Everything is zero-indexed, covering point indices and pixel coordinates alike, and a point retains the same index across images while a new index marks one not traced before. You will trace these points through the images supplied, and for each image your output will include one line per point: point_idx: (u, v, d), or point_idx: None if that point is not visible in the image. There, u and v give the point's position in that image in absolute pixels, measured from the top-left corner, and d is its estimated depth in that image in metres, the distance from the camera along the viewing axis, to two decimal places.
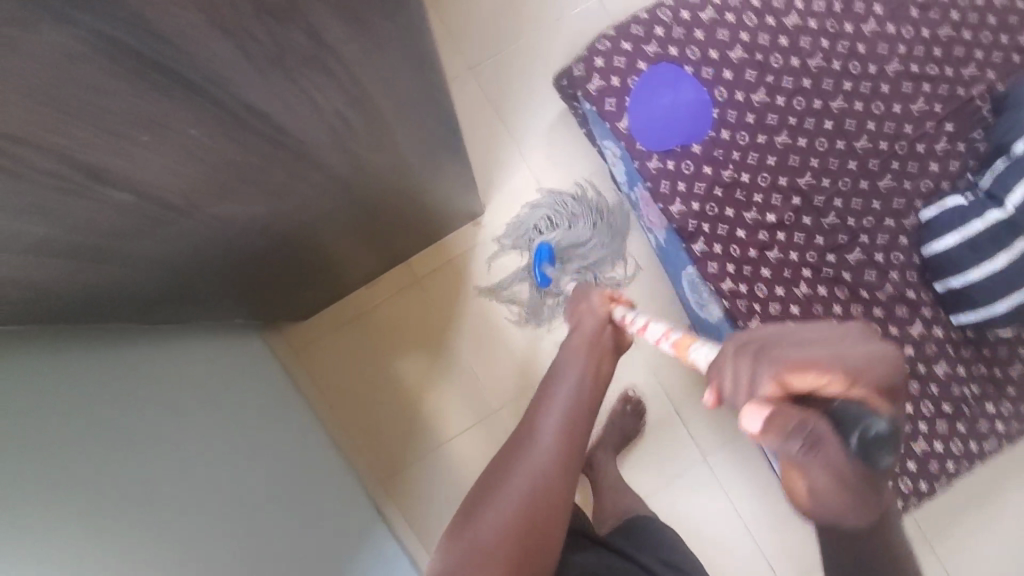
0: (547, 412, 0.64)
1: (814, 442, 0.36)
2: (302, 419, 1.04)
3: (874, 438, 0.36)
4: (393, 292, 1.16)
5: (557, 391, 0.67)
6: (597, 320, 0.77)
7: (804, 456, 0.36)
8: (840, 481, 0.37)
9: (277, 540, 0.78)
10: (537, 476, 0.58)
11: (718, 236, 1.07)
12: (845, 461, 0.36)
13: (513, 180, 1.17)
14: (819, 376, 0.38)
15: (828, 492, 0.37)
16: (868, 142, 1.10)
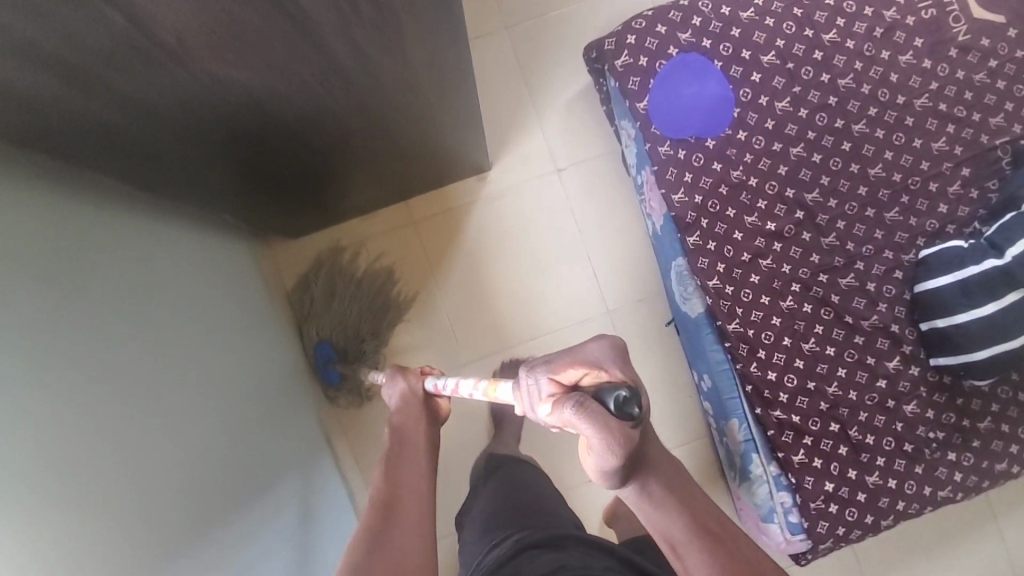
0: (400, 479, 0.68)
1: (587, 407, 0.43)
2: (272, 332, 1.04)
3: (624, 395, 0.43)
4: (386, 229, 1.16)
5: (402, 455, 0.72)
6: (401, 391, 0.82)
7: (585, 418, 0.42)
8: (616, 435, 0.43)
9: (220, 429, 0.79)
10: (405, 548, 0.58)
11: (715, 234, 1.07)
12: (609, 416, 0.43)
13: (525, 143, 1.17)
14: (580, 370, 0.46)
15: (612, 448, 0.44)
16: (883, 171, 1.10)
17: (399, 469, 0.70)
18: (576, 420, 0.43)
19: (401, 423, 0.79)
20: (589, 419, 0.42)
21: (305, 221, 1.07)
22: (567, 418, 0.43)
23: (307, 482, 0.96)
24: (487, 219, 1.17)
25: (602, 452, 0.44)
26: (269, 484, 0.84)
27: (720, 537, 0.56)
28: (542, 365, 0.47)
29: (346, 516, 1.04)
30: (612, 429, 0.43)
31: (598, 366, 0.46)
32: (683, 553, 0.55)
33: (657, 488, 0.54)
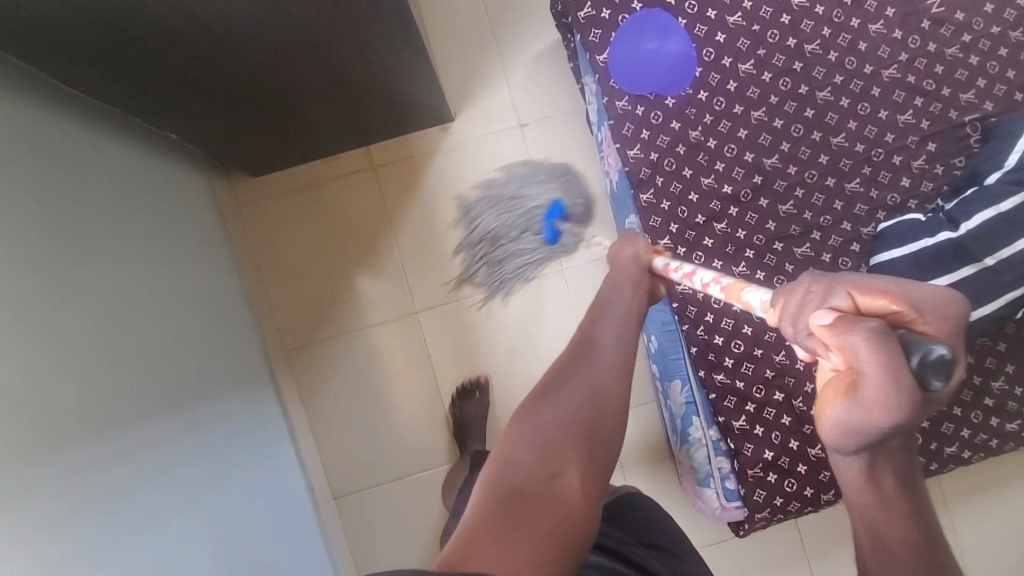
0: (603, 352, 0.58)
1: (886, 340, 0.33)
2: (221, 263, 1.05)
3: (942, 356, 0.32)
4: (346, 173, 1.16)
5: (611, 346, 0.58)
6: (633, 253, 0.76)
7: (873, 356, 0.33)
8: (901, 395, 0.33)
9: (138, 337, 0.79)
10: (589, 399, 0.52)
11: (670, 193, 1.06)
12: (909, 372, 0.32)
13: (490, 96, 1.17)
14: (887, 299, 0.37)
15: (884, 405, 0.33)
16: (846, 141, 1.08)
17: (598, 353, 0.57)
18: (859, 348, 0.33)
19: (620, 281, 0.72)
20: (877, 352, 0.33)
21: (262, 157, 1.08)
22: (840, 340, 0.35)
23: (240, 410, 0.97)
24: (448, 169, 1.17)
25: (863, 407, 0.34)
26: (187, 399, 0.84)
27: (940, 560, 0.40)
28: (836, 278, 0.40)
29: (283, 449, 1.04)
30: (899, 381, 0.32)
31: (919, 309, 0.37)
32: (885, 556, 0.40)
33: (891, 472, 0.39)
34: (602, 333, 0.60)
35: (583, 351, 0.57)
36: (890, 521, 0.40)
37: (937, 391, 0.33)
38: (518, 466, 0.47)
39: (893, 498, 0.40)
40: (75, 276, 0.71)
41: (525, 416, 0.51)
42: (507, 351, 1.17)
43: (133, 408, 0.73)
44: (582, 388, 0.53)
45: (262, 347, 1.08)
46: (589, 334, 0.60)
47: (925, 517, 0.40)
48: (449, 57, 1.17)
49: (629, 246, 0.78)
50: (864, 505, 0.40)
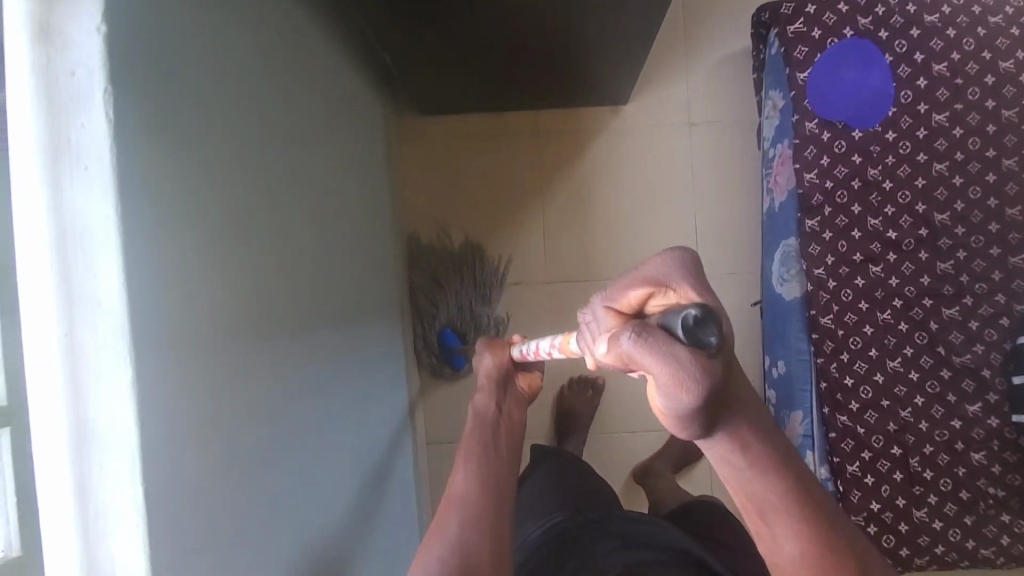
0: (465, 499, 0.62)
1: (646, 335, 0.34)
2: (381, 194, 1.06)
3: (695, 316, 0.34)
4: (512, 130, 1.16)
5: (462, 489, 0.64)
6: (490, 364, 0.83)
7: (641, 351, 0.34)
8: (686, 368, 0.33)
9: (327, 245, 0.79)
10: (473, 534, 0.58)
11: (834, 225, 1.05)
12: (676, 347, 0.34)
13: (667, 88, 1.16)
14: (639, 287, 0.39)
15: (678, 388, 0.34)
16: (1021, 214, 1.06)
17: (457, 492, 0.64)
18: (635, 353, 0.34)
19: (485, 399, 0.79)
20: (644, 348, 0.34)
21: (442, 99, 1.09)
22: (620, 356, 0.36)
23: (381, 340, 0.98)
24: (608, 150, 1.16)
25: (668, 396, 0.34)
26: (350, 316, 0.85)
27: (812, 491, 0.44)
28: (601, 296, 0.41)
29: (400, 386, 1.05)
30: (674, 358, 0.33)
31: (666, 282, 0.38)
32: (769, 517, 0.43)
33: (756, 441, 0.42)
34: (459, 472, 0.67)
35: (448, 496, 0.64)
36: (774, 488, 0.43)
37: (716, 344, 0.34)
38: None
39: (766, 463, 0.42)
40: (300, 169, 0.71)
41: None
42: None
43: (318, 310, 0.74)
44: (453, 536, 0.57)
45: (399, 281, 1.10)
46: (459, 481, 0.65)
47: (804, 477, 0.44)
48: None
49: (486, 353, 0.85)
50: (743, 478, 0.43)
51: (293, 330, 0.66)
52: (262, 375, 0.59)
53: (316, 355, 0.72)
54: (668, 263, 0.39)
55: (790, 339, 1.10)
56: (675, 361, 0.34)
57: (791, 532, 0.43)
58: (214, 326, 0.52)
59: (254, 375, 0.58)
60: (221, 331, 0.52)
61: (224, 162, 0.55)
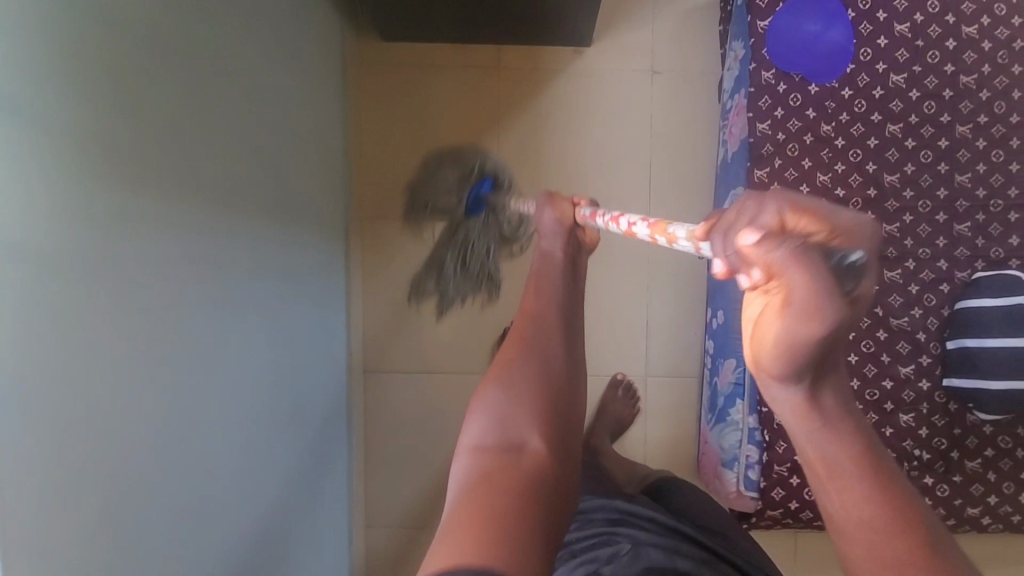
0: (538, 330, 0.64)
1: (808, 255, 0.31)
2: (331, 115, 1.05)
3: (857, 260, 0.32)
4: (472, 64, 1.15)
5: (535, 333, 0.64)
6: (555, 217, 0.78)
7: (798, 271, 0.32)
8: (831, 304, 0.32)
9: (254, 139, 0.79)
10: (536, 375, 0.59)
11: (783, 178, 1.04)
12: (830, 281, 0.32)
13: (631, 34, 1.16)
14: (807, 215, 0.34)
15: (814, 321, 0.33)
16: (970, 181, 1.06)
17: (527, 329, 0.64)
18: (786, 264, 0.32)
19: (546, 249, 0.76)
20: (803, 266, 0.32)
21: (399, 23, 1.07)
22: (778, 266, 0.32)
23: (313, 256, 0.97)
24: (569, 92, 1.16)
25: (795, 320, 0.33)
26: (274, 218, 0.84)
27: (889, 474, 0.42)
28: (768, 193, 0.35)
29: (335, 308, 1.05)
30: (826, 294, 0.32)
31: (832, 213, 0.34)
32: (836, 475, 0.42)
33: (832, 398, 0.40)
34: (529, 301, 0.69)
35: (518, 329, 0.65)
36: (844, 450, 0.41)
37: (852, 295, 0.33)
38: (479, 449, 0.55)
39: (833, 427, 0.41)
40: (219, 48, 0.70)
41: (483, 394, 0.58)
42: None
43: (232, 197, 0.73)
44: (524, 369, 0.59)
45: (343, 205, 1.09)
46: (523, 322, 0.66)
47: (873, 455, 0.42)
48: None
49: (548, 208, 0.80)
50: (807, 428, 0.41)
51: (197, 205, 0.66)
52: (155, 240, 0.59)
53: (225, 241, 0.72)
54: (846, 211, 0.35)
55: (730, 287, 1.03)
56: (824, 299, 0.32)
57: (862, 501, 0.41)
58: (95, 166, 0.52)
59: (143, 236, 0.58)
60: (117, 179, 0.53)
61: (121, 12, 0.54)
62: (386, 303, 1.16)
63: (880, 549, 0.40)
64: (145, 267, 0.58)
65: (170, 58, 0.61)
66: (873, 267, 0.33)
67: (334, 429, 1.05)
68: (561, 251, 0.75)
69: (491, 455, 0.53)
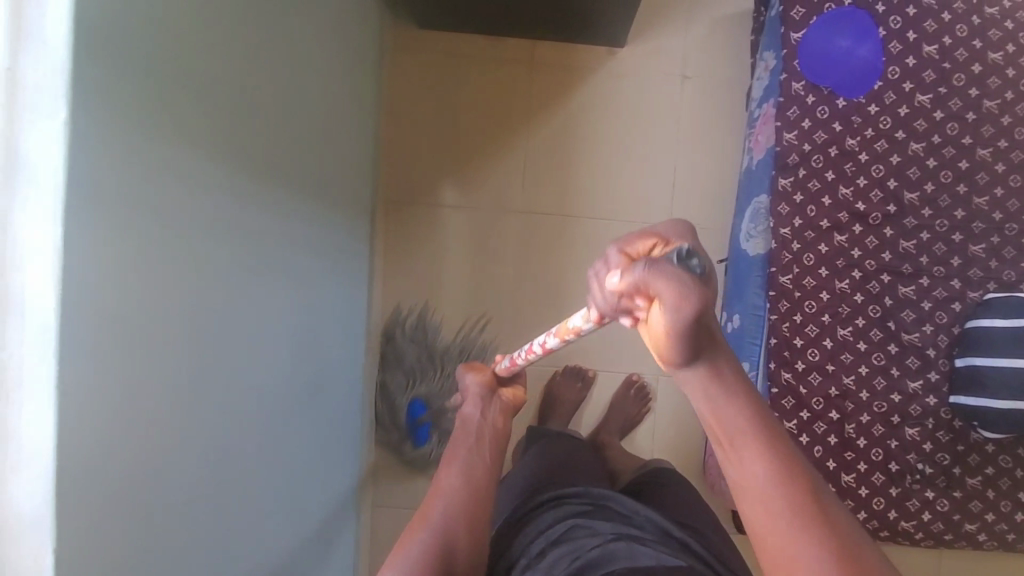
0: (439, 513, 0.69)
1: (650, 267, 0.44)
2: (366, 97, 1.06)
3: (687, 250, 0.44)
4: (506, 56, 1.16)
5: (438, 513, 0.69)
6: (473, 388, 0.82)
7: (654, 274, 0.44)
8: (689, 287, 0.43)
9: (297, 112, 0.80)
10: (424, 565, 0.65)
11: (807, 188, 1.06)
12: (676, 270, 0.43)
13: (664, 38, 1.17)
14: (645, 241, 0.49)
15: (682, 305, 0.43)
16: (986, 204, 1.09)
17: (431, 513, 0.70)
18: (647, 275, 0.44)
19: (468, 414, 0.81)
20: (654, 272, 0.44)
21: (436, 10, 1.08)
22: (639, 281, 0.44)
23: (341, 235, 0.98)
24: (599, 90, 1.17)
25: (679, 313, 0.44)
26: (309, 194, 0.85)
27: (778, 434, 0.51)
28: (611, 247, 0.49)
29: (358, 289, 1.06)
30: (683, 278, 0.43)
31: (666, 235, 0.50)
32: (739, 449, 0.51)
33: (726, 375, 0.50)
34: (445, 473, 0.74)
35: (421, 513, 0.70)
36: (733, 417, 0.51)
37: (702, 274, 0.44)
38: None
39: (723, 400, 0.51)
40: (270, 16, 0.71)
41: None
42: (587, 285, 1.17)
43: (273, 166, 0.74)
44: (420, 559, 0.65)
45: (370, 187, 1.10)
46: (432, 497, 0.72)
47: (765, 418, 0.51)
48: None
49: (467, 374, 0.84)
50: (718, 410, 0.51)
51: (242, 171, 0.66)
52: (208, 200, 0.60)
53: (263, 210, 0.72)
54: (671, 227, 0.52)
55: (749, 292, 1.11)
56: (683, 281, 0.43)
57: (762, 461, 0.50)
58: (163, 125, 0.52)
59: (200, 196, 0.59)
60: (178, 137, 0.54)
61: None
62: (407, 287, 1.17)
63: (777, 512, 0.49)
64: (199, 224, 0.58)
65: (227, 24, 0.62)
66: (700, 252, 0.45)
67: (351, 410, 1.05)
68: (480, 420, 0.79)
69: None
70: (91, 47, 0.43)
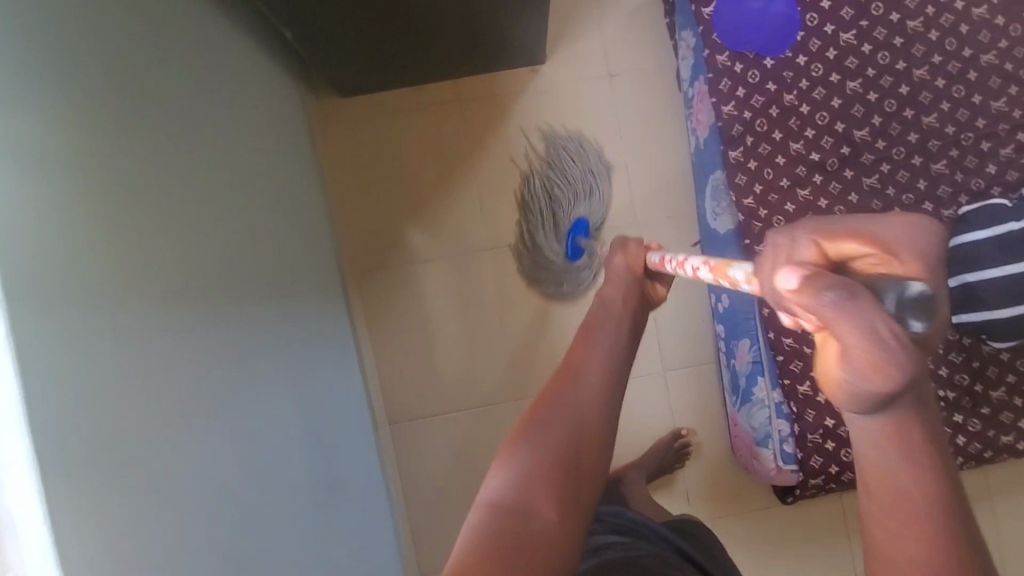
0: (601, 364, 0.55)
1: (856, 296, 0.30)
2: (308, 180, 1.06)
3: (914, 294, 0.31)
4: (434, 103, 1.17)
5: (584, 385, 0.52)
6: (626, 263, 0.72)
7: (848, 313, 0.30)
8: (889, 349, 0.30)
9: (245, 224, 0.81)
10: (569, 435, 0.48)
11: (758, 153, 1.06)
12: (882, 323, 0.30)
13: (583, 43, 1.18)
14: (856, 236, 0.35)
15: (879, 360, 0.30)
16: (937, 121, 1.09)
17: (586, 361, 0.55)
18: (831, 306, 0.30)
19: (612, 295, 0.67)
20: (852, 309, 0.30)
21: (355, 75, 1.09)
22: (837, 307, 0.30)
23: (319, 322, 0.98)
24: (533, 111, 1.18)
25: (857, 375, 0.31)
26: (277, 297, 0.85)
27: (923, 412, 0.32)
28: (803, 223, 0.37)
29: (350, 365, 1.05)
30: (879, 334, 0.29)
31: (896, 250, 0.34)
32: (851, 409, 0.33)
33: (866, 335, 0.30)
34: (579, 349, 0.57)
35: (574, 362, 0.55)
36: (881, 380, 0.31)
37: (920, 333, 0.31)
38: (507, 496, 0.44)
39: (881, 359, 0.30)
40: (193, 141, 0.71)
41: (525, 430, 0.48)
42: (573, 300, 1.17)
43: (235, 282, 0.74)
44: (562, 409, 0.49)
45: (335, 263, 1.10)
46: (580, 349, 0.57)
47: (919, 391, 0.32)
48: None
49: (618, 253, 0.73)
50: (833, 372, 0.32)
51: (208, 298, 0.66)
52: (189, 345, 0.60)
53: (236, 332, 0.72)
54: (908, 228, 0.36)
55: None
56: (880, 336, 0.30)
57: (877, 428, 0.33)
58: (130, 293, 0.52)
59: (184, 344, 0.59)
60: (142, 300, 0.53)
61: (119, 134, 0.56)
62: (398, 351, 1.17)
63: (895, 515, 0.33)
64: (173, 363, 0.57)
65: (155, 163, 0.61)
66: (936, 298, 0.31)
67: (377, 486, 1.04)
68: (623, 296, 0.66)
69: (495, 527, 0.41)
70: (45, 243, 0.43)
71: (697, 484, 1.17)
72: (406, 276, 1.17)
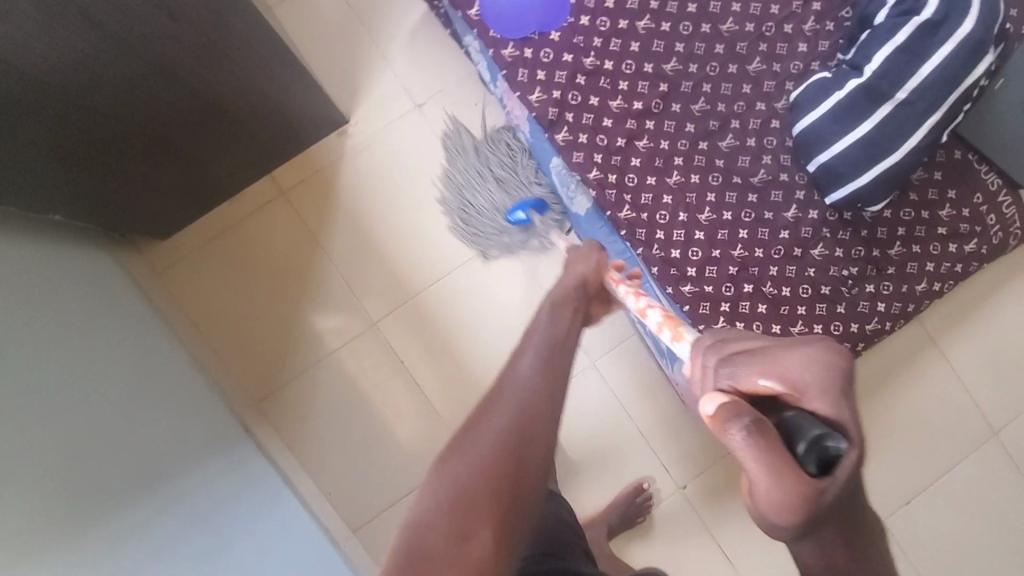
0: (518, 380, 0.51)
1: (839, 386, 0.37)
2: (158, 338, 1.00)
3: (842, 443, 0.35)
4: (260, 205, 1.12)
5: (510, 397, 0.48)
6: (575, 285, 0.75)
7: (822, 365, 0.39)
8: (795, 492, 0.34)
9: (96, 425, 0.76)
10: (492, 447, 0.44)
11: (584, 126, 1.04)
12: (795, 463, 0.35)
13: (378, 86, 1.13)
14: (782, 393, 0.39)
15: (779, 478, 0.35)
16: (735, 24, 1.08)
17: (512, 376, 0.51)
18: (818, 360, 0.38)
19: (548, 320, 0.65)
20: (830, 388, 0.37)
21: (163, 215, 1.02)
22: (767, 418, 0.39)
23: (231, 474, 0.93)
24: (360, 170, 1.13)
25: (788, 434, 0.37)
26: (167, 478, 0.80)
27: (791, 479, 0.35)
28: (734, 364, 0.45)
29: (286, 498, 1.00)
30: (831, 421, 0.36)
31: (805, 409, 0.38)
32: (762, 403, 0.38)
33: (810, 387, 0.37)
34: (507, 363, 0.54)
35: (501, 378, 0.51)
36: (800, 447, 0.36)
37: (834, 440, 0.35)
38: (426, 529, 0.41)
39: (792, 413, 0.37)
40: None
41: (447, 451, 0.45)
42: (477, 332, 1.14)
43: (99, 505, 0.68)
44: (486, 422, 0.46)
45: (225, 406, 1.03)
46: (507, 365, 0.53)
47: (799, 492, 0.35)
48: (325, 62, 1.12)
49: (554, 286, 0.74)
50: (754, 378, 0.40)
51: (53, 546, 0.60)
52: None
53: (123, 543, 0.68)
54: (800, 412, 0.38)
55: (606, 245, 1.08)
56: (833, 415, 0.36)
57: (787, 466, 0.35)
58: None
59: None
60: None
61: None
62: (328, 460, 1.11)
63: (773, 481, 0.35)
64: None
65: None
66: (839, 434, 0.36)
67: None
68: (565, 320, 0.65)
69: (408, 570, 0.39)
70: None
71: (667, 453, 1.16)
72: (307, 381, 1.12)
